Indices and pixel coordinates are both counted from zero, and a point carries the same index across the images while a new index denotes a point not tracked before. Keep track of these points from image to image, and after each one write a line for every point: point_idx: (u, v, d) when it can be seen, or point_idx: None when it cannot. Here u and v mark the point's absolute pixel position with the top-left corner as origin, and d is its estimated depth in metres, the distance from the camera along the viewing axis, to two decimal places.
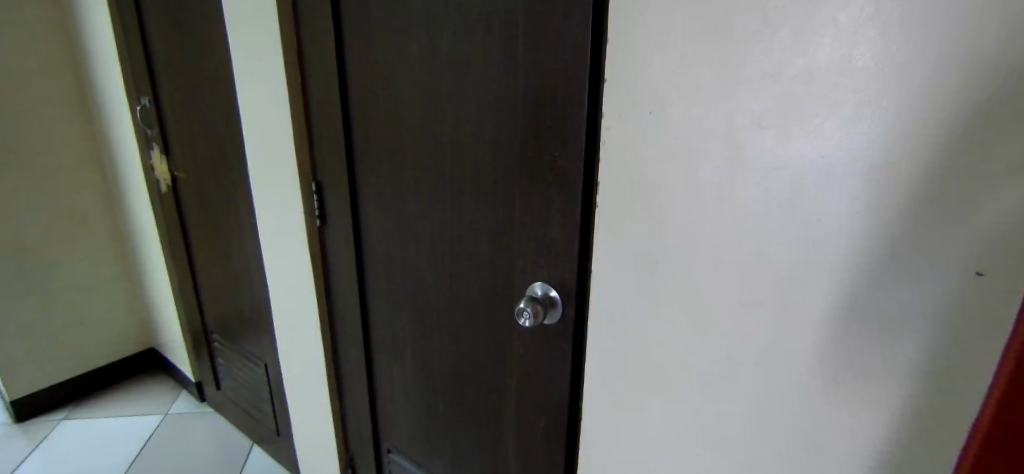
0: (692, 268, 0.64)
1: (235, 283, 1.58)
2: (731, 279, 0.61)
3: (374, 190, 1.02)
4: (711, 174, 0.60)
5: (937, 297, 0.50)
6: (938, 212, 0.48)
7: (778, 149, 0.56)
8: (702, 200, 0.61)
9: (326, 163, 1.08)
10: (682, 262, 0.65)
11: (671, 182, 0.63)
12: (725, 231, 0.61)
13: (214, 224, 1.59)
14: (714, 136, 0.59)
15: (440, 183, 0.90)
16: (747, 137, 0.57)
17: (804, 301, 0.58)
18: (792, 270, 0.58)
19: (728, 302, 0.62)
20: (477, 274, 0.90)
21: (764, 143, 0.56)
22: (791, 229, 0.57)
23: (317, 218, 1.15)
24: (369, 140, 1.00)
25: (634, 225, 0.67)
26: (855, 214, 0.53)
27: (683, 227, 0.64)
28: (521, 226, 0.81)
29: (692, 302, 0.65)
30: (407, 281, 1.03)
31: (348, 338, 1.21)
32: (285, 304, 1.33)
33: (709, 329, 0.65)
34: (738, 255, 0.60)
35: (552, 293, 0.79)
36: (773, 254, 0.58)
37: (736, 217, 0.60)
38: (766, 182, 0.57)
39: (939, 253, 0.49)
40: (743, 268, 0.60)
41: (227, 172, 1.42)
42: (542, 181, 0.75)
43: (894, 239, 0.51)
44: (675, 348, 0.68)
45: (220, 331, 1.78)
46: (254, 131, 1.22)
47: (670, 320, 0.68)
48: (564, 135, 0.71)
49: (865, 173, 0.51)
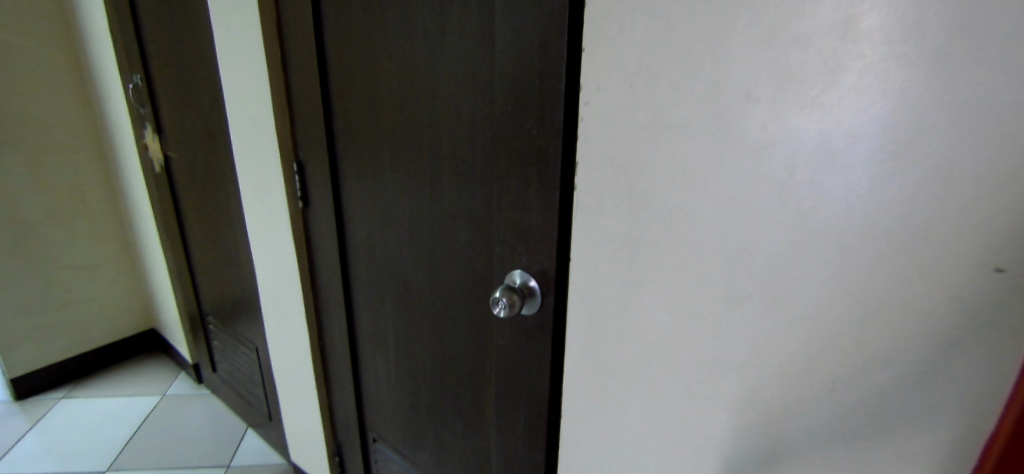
0: (676, 256, 0.59)
1: (226, 266, 1.56)
2: (720, 270, 0.56)
3: (354, 171, 0.98)
4: (699, 156, 0.54)
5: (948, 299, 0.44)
6: (952, 205, 0.43)
7: (770, 124, 0.50)
8: (688, 182, 0.56)
9: (308, 143, 1.04)
10: (667, 249, 0.59)
11: (656, 165, 0.57)
12: (712, 216, 0.55)
13: (206, 206, 1.56)
14: (703, 111, 0.53)
15: (418, 163, 0.85)
16: (738, 108, 0.51)
17: (794, 293, 0.52)
18: (784, 260, 0.52)
19: (717, 294, 0.57)
20: (456, 262, 0.85)
21: (757, 118, 0.50)
22: (784, 216, 0.51)
23: (300, 200, 1.11)
24: (348, 117, 0.94)
25: (614, 210, 0.62)
26: (853, 202, 0.47)
27: (669, 214, 0.58)
28: (499, 210, 0.75)
29: (678, 293, 0.60)
30: (389, 266, 0.98)
31: (334, 326, 1.17)
32: (271, 288, 1.30)
33: (695, 323, 0.60)
34: (725, 240, 0.55)
35: (530, 283, 0.73)
36: (763, 243, 0.53)
37: (723, 201, 0.54)
38: (760, 163, 0.51)
39: (954, 250, 0.43)
40: (732, 257, 0.55)
41: (214, 152, 1.39)
42: (520, 161, 0.70)
43: (902, 233, 0.45)
44: (656, 343, 0.63)
45: (213, 314, 1.76)
46: (237, 111, 1.18)
47: (654, 310, 0.62)
48: (541, 110, 0.65)
49: (873, 156, 0.45)
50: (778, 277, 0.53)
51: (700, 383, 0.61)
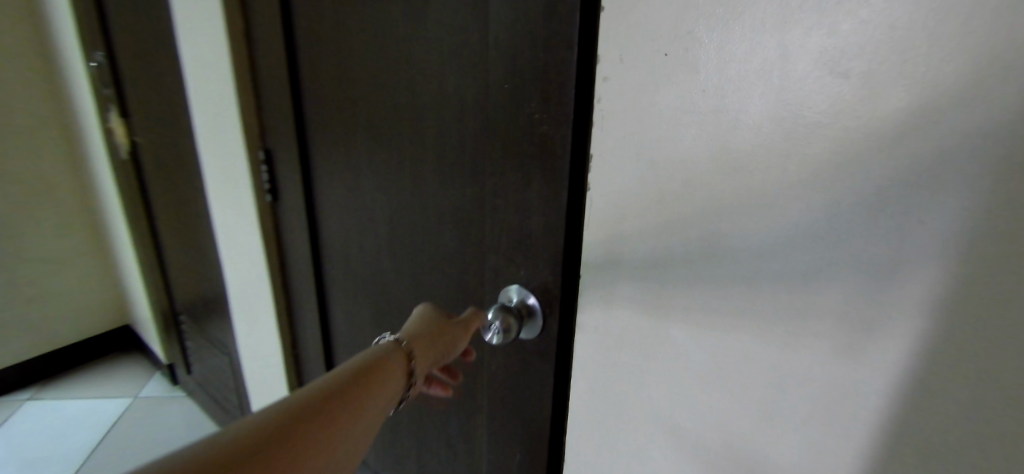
0: (724, 282, 0.44)
1: (196, 263, 1.42)
2: (788, 306, 0.41)
3: (328, 161, 0.84)
4: (758, 150, 0.40)
5: (958, 302, 0.34)
6: (984, 181, 0.31)
7: (862, 109, 0.35)
8: (746, 184, 0.41)
9: (275, 128, 0.90)
10: (713, 273, 0.45)
11: (701, 158, 0.43)
12: (778, 233, 0.40)
13: (175, 197, 1.42)
14: (763, 89, 0.39)
15: (399, 153, 0.72)
16: (811, 84, 0.37)
17: (886, 349, 0.37)
18: (874, 301, 0.37)
19: (780, 339, 0.42)
20: (442, 270, 0.72)
21: (842, 100, 0.36)
22: (880, 235, 0.36)
23: (269, 195, 0.96)
24: (320, 97, 0.81)
25: (639, 214, 0.48)
26: (843, 166, 0.37)
27: (715, 225, 0.44)
28: (493, 212, 0.61)
29: (721, 329, 0.45)
30: (367, 270, 0.85)
31: (308, 335, 1.04)
32: (241, 290, 1.17)
33: (749, 375, 0.44)
34: (792, 267, 0.40)
35: (530, 301, 0.60)
36: (848, 269, 0.38)
37: (794, 213, 0.39)
38: (848, 160, 0.36)
39: (974, 240, 0.32)
40: (800, 286, 0.40)
41: (179, 137, 1.24)
42: (519, 151, 0.55)
43: (911, 213, 0.34)
44: (690, 390, 0.49)
45: (186, 313, 1.63)
46: (201, 91, 1.04)
47: (692, 350, 0.48)
48: (546, 87, 0.51)
49: (873, 108, 0.35)
50: (864, 326, 0.38)
51: (747, 445, 0.46)
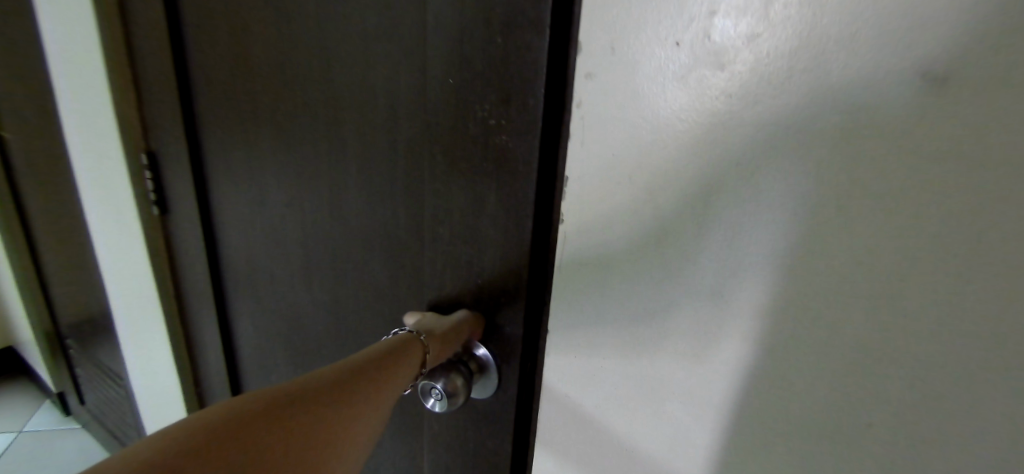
0: (751, 351, 0.33)
1: (80, 280, 1.19)
2: (848, 384, 0.31)
3: (226, 167, 0.67)
4: (802, 178, 0.29)
5: (918, 334, 0.28)
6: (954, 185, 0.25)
7: (964, 129, 0.25)
8: (788, 222, 0.30)
9: (157, 123, 0.71)
10: (732, 339, 0.34)
11: (719, 184, 0.31)
12: (829, 292, 0.30)
13: (48, 202, 1.17)
14: (814, 96, 0.27)
15: (310, 161, 0.56)
16: (883, 91, 0.26)
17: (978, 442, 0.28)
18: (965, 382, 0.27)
19: (827, 419, 0.32)
20: (373, 309, 0.57)
21: (933, 115, 0.25)
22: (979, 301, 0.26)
23: (156, 206, 0.77)
24: (213, 87, 0.64)
25: (630, 251, 0.36)
26: (783, 149, 0.29)
27: (747, 281, 0.32)
28: (434, 241, 0.47)
29: (740, 399, 0.35)
30: (278, 303, 0.69)
31: (214, 375, 0.86)
32: (130, 316, 0.97)
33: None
34: (845, 332, 0.30)
35: (481, 353, 0.47)
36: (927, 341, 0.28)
37: (859, 270, 0.29)
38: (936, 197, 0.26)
39: (943, 261, 0.27)
40: (854, 358, 0.30)
41: (45, 130, 1.01)
42: (467, 166, 0.42)
43: (894, 232, 0.27)
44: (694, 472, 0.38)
45: (73, 337, 1.38)
46: (65, 73, 0.83)
47: (700, 434, 0.37)
48: (503, 82, 0.38)
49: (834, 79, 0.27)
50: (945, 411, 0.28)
51: None
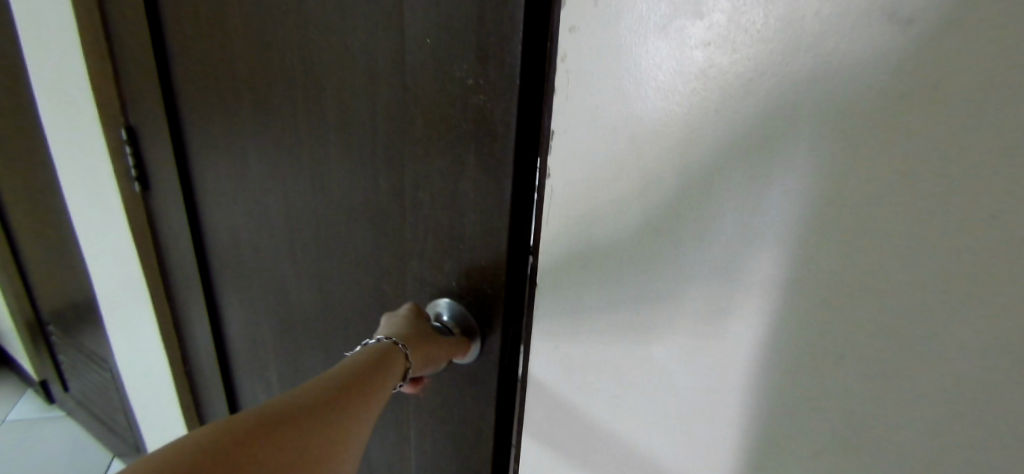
0: (723, 296, 0.34)
1: (60, 263, 1.17)
2: (818, 326, 0.31)
3: (207, 140, 0.66)
4: (776, 125, 0.28)
5: (864, 259, 0.28)
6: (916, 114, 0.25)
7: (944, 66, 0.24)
8: (757, 168, 0.30)
9: (135, 97, 0.70)
10: (704, 285, 0.34)
11: (691, 135, 0.31)
12: (794, 237, 0.30)
13: (22, 184, 1.15)
14: (787, 43, 0.27)
15: (294, 130, 0.56)
16: (852, 35, 0.25)
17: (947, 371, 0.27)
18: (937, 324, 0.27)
19: (796, 359, 0.32)
20: (358, 275, 0.57)
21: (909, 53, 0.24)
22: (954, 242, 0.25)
23: (136, 183, 0.76)
24: (190, 58, 0.62)
25: (609, 195, 0.36)
26: (743, 79, 0.29)
27: (716, 231, 0.32)
28: (419, 205, 0.48)
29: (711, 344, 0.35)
30: (264, 275, 0.68)
31: (202, 353, 0.86)
32: (114, 296, 0.96)
33: (752, 422, 0.35)
34: (814, 278, 0.30)
35: (467, 318, 0.48)
36: (897, 283, 0.27)
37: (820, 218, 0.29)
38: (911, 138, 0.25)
39: (896, 183, 0.26)
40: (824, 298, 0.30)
41: (16, 109, 0.99)
42: (448, 127, 0.43)
43: (865, 176, 0.27)
44: (672, 416, 0.38)
45: (54, 322, 1.36)
46: (35, 49, 0.81)
47: (677, 378, 0.37)
48: (482, 40, 0.38)
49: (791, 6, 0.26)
50: (916, 346, 0.28)
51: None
